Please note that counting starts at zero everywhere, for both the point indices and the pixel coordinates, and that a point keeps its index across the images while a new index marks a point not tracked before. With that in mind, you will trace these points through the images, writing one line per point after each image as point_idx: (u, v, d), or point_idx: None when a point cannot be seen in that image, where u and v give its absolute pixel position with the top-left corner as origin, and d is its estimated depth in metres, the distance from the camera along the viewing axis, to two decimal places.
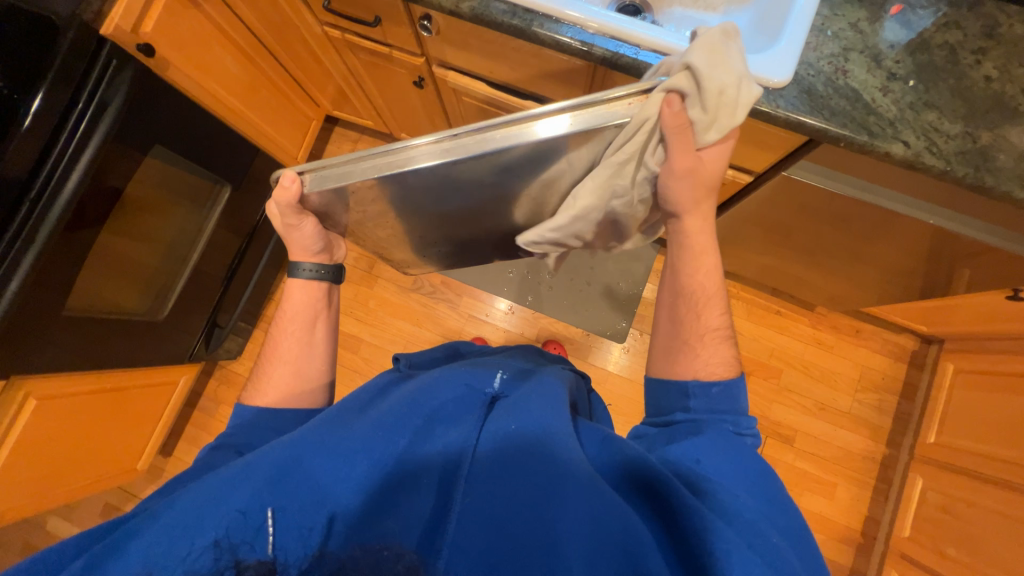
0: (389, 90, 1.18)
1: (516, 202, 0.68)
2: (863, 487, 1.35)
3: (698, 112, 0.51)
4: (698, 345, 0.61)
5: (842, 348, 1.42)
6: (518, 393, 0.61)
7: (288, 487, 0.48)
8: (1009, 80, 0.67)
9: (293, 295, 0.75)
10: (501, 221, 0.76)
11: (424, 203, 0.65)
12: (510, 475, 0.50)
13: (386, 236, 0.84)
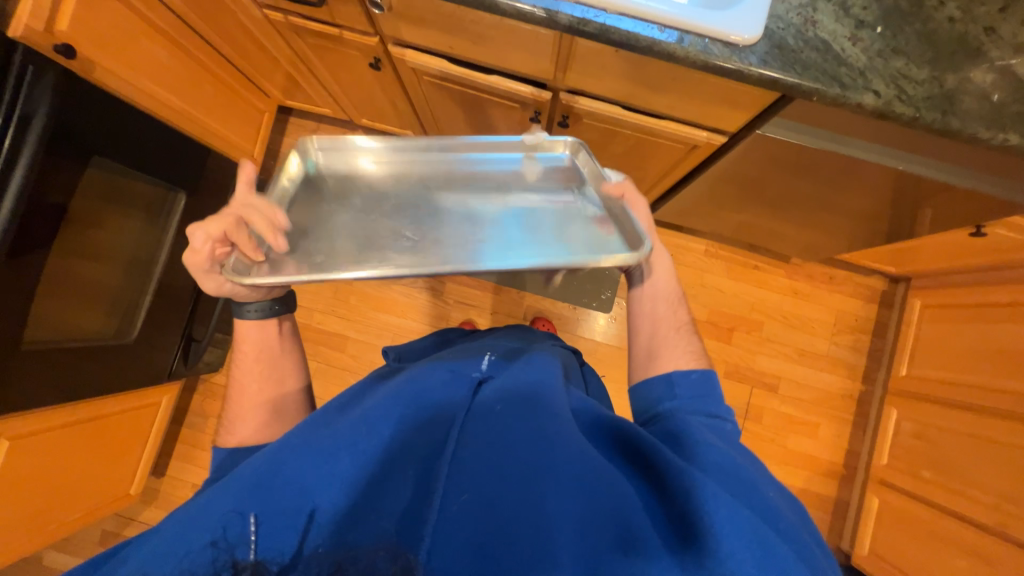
0: (343, 73, 1.11)
1: (463, 213, 0.71)
2: (843, 423, 1.44)
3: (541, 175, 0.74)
4: (673, 334, 0.69)
5: (816, 295, 1.47)
6: (506, 373, 0.61)
7: (279, 481, 0.48)
8: (971, 21, 0.67)
9: (252, 335, 0.71)
10: (425, 177, 0.75)
11: (371, 237, 0.68)
12: (498, 453, 0.50)
13: (303, 197, 0.71)
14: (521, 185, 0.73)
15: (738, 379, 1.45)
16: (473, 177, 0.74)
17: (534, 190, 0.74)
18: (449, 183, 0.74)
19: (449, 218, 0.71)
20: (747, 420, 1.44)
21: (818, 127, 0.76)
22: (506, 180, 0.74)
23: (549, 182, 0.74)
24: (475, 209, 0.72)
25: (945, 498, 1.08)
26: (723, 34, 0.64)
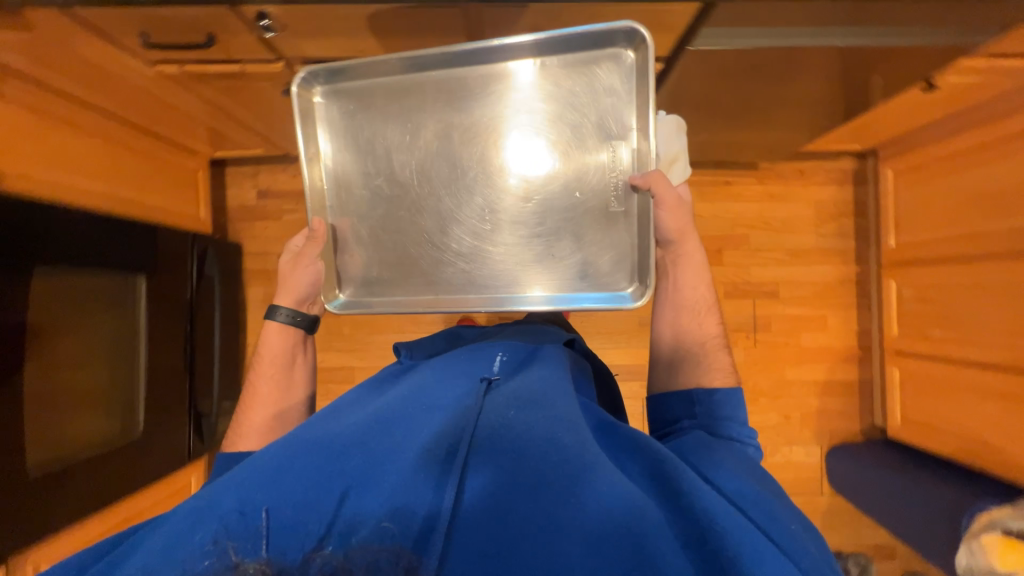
0: (262, 109, 1.05)
1: (491, 141, 0.75)
2: (848, 308, 1.46)
3: (597, 69, 0.72)
4: (701, 349, 0.75)
5: (792, 192, 1.47)
6: (512, 380, 0.65)
7: (294, 474, 0.49)
8: None
9: (269, 340, 0.82)
10: (440, 87, 0.76)
11: (400, 195, 0.78)
12: (510, 437, 0.53)
13: (325, 137, 0.79)
14: (560, 104, 0.73)
15: (738, 295, 1.46)
16: (498, 88, 0.74)
17: (572, 96, 0.73)
18: (472, 102, 0.75)
19: (475, 156, 0.76)
20: (758, 331, 1.46)
21: (748, 26, 0.73)
22: (541, 92, 0.73)
23: (584, 78, 0.72)
24: (508, 141, 0.75)
25: (959, 350, 1.10)
26: None
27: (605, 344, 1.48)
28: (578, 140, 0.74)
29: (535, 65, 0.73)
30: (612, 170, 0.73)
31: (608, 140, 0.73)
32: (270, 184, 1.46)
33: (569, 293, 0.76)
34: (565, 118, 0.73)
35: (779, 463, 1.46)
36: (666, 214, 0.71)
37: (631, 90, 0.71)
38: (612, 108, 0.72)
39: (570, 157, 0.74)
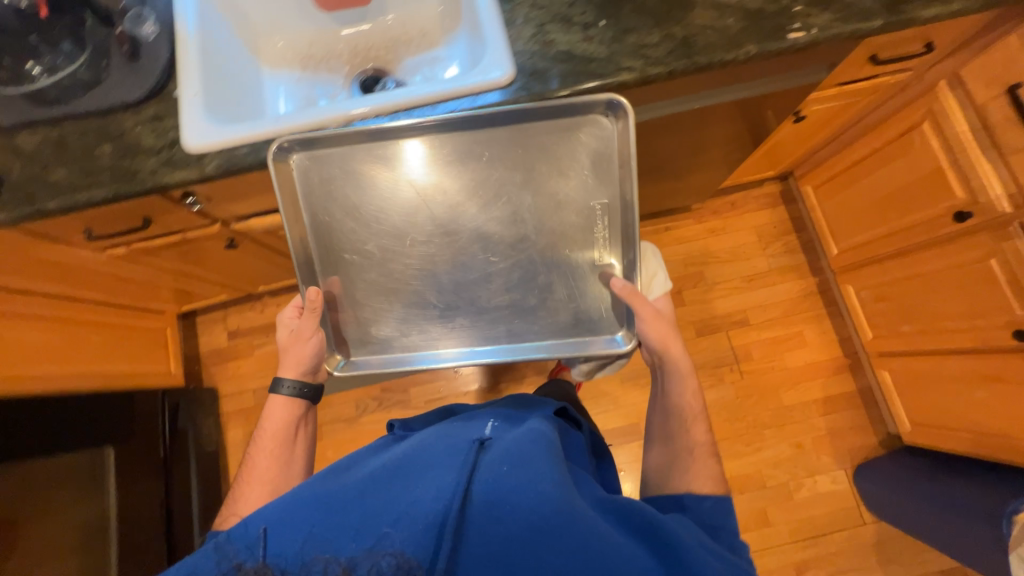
0: (214, 262, 1.12)
1: (478, 203, 0.72)
2: (821, 319, 1.46)
3: (586, 122, 0.71)
4: (687, 455, 0.72)
5: (731, 224, 1.54)
6: (503, 437, 0.63)
7: (291, 521, 0.52)
8: None
9: (273, 412, 0.78)
10: (424, 148, 0.72)
11: (395, 262, 0.73)
12: (505, 489, 0.52)
13: (303, 202, 0.72)
14: (545, 166, 0.72)
15: (712, 331, 1.46)
16: (483, 150, 0.72)
17: (558, 155, 0.71)
18: (457, 162, 0.72)
19: (462, 219, 0.72)
20: (742, 363, 1.43)
21: None
22: (527, 157, 0.71)
23: (565, 140, 0.71)
24: (496, 201, 0.72)
25: (931, 342, 1.09)
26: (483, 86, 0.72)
27: (594, 409, 1.44)
28: (563, 195, 0.72)
29: (516, 133, 0.71)
30: (599, 227, 0.72)
31: (597, 200, 0.72)
32: (240, 324, 1.51)
33: (575, 347, 0.74)
34: (553, 178, 0.72)
35: (808, 499, 1.34)
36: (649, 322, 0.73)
37: (615, 145, 0.71)
38: (596, 169, 0.71)
39: (557, 213, 0.72)
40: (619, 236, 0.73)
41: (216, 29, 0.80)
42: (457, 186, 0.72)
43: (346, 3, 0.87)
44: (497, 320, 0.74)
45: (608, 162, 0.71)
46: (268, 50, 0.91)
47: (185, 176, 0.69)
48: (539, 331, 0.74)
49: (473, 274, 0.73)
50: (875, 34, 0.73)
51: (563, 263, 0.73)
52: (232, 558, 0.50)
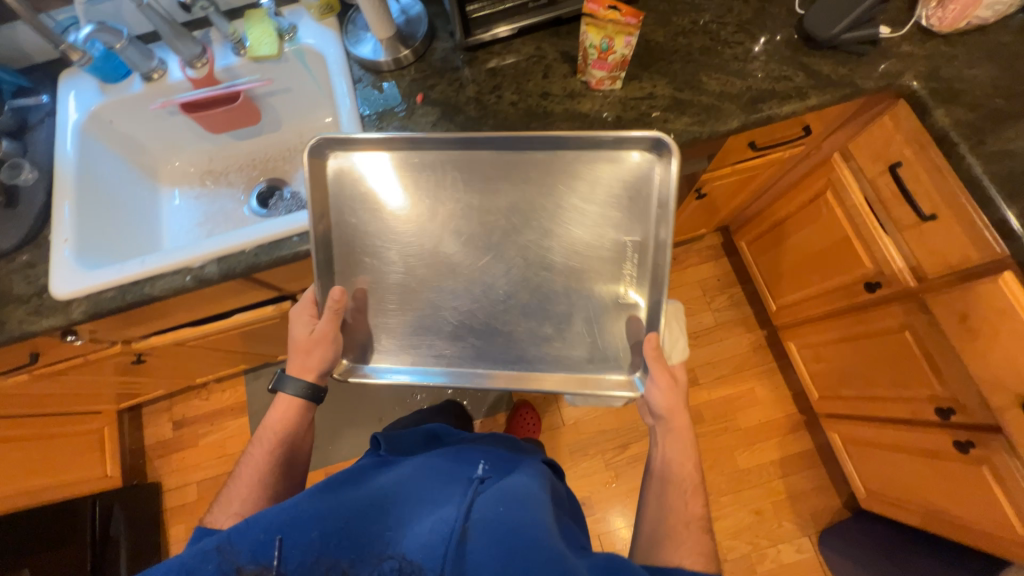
0: (135, 369, 1.11)
1: (500, 233, 0.69)
2: (773, 373, 1.41)
3: (628, 164, 0.69)
4: (680, 531, 0.62)
5: (674, 279, 1.51)
6: (500, 480, 0.61)
7: (301, 525, 0.48)
8: (527, 88, 0.76)
9: (276, 413, 0.68)
10: (455, 162, 0.71)
11: (410, 271, 0.70)
12: (505, 527, 0.50)
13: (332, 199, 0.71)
14: (581, 199, 0.69)
15: None
16: (516, 174, 0.70)
17: (596, 185, 0.69)
18: (482, 184, 0.70)
19: (472, 250, 0.69)
20: (694, 426, 1.38)
21: None
22: (565, 189, 0.69)
23: (606, 174, 0.69)
24: (524, 232, 0.69)
25: (870, 408, 1.04)
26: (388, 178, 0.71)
27: None
28: (593, 228, 0.68)
29: (553, 164, 0.70)
30: (627, 261, 0.68)
31: (629, 237, 0.68)
32: (184, 414, 1.48)
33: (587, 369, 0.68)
34: (583, 208, 0.69)
35: (773, 571, 1.26)
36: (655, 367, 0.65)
37: (655, 191, 0.68)
38: (632, 206, 0.69)
39: (585, 243, 0.69)
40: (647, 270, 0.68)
41: (102, 166, 0.82)
42: (483, 197, 0.70)
43: (234, 125, 0.88)
44: (503, 347, 0.69)
45: (647, 198, 0.68)
46: (166, 171, 0.93)
47: (52, 324, 0.70)
48: (546, 363, 0.68)
49: (488, 293, 0.69)
50: (734, 133, 0.73)
51: (582, 293, 0.68)
52: (232, 556, 0.45)
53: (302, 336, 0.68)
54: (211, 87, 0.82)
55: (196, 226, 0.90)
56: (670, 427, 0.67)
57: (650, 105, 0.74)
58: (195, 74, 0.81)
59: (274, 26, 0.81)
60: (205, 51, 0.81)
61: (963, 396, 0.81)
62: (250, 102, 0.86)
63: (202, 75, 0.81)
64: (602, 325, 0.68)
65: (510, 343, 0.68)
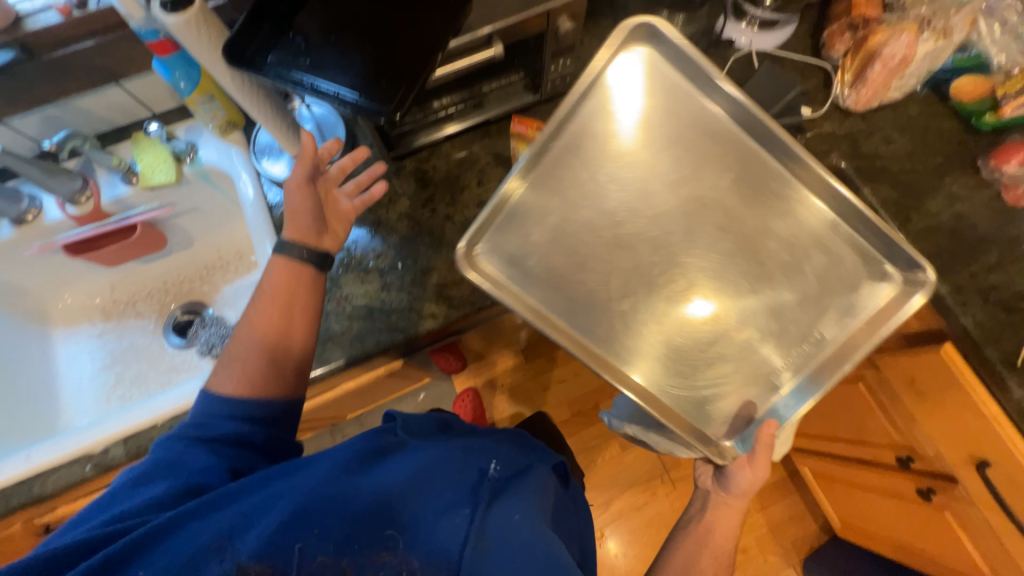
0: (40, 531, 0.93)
1: (611, 283, 0.63)
2: None
3: (867, 259, 0.63)
4: None
5: None
6: (515, 476, 0.52)
7: (294, 537, 0.40)
8: (462, 197, 0.72)
9: (271, 275, 0.58)
10: (703, 128, 0.64)
11: (611, 243, 0.64)
12: (517, 541, 0.42)
13: (621, 62, 0.63)
14: (809, 246, 0.64)
15: None
16: (701, 162, 0.65)
17: (795, 238, 0.64)
18: (652, 170, 0.65)
19: (577, 279, 0.62)
20: (671, 471, 1.37)
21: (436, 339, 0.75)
22: (748, 215, 0.64)
23: (819, 223, 0.64)
24: (633, 278, 0.63)
25: (834, 447, 1.07)
26: (617, 82, 0.63)
27: None
28: (807, 285, 0.63)
29: (754, 189, 0.65)
30: (790, 349, 0.63)
31: (806, 318, 0.63)
32: None
33: (704, 413, 0.62)
34: (796, 254, 0.64)
35: None
36: (756, 454, 0.59)
37: (866, 304, 0.62)
38: (841, 293, 0.63)
39: (742, 260, 0.64)
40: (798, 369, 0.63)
41: None
42: (704, 152, 0.64)
43: (134, 254, 0.78)
44: (679, 364, 0.62)
45: (860, 296, 0.63)
46: (59, 311, 0.80)
47: None
48: (680, 392, 0.62)
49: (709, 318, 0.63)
50: None
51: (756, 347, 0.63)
52: (231, 556, 0.40)
53: (297, 206, 0.59)
54: (98, 223, 0.72)
55: (101, 372, 0.78)
56: (721, 502, 0.63)
57: None
58: (77, 211, 0.71)
59: (169, 149, 0.72)
60: (88, 183, 0.71)
61: (918, 445, 0.83)
62: (152, 229, 0.76)
63: (86, 210, 0.71)
64: (729, 392, 0.63)
65: (687, 359, 0.63)
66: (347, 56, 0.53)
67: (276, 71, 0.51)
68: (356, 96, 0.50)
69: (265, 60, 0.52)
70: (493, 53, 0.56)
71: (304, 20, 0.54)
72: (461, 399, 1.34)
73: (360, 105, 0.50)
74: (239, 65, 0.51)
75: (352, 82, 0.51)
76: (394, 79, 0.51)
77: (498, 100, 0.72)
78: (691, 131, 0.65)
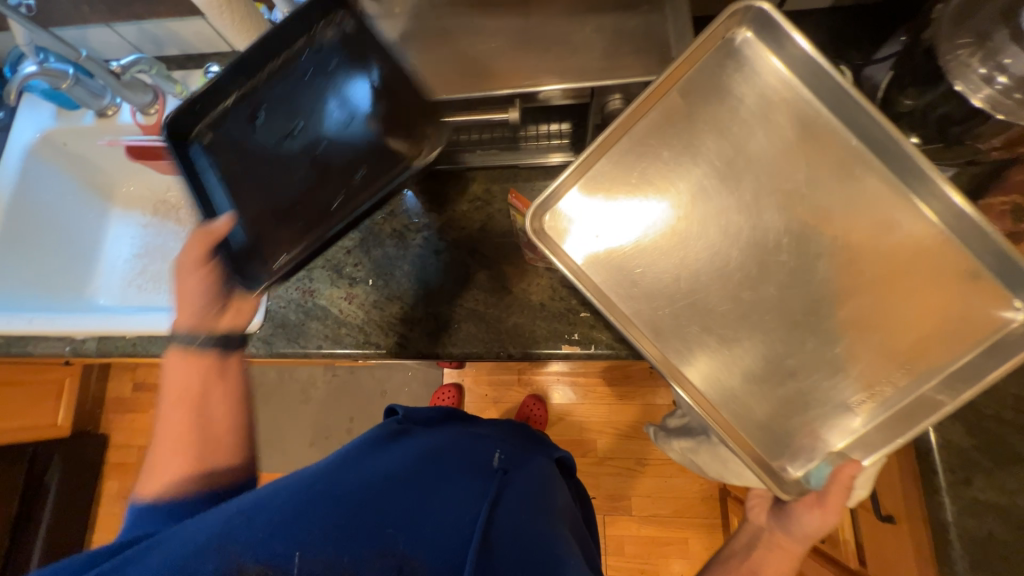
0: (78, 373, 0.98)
1: (658, 295, 0.54)
2: (713, 532, 1.27)
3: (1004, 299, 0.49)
4: None
5: (641, 394, 1.35)
6: (518, 478, 0.53)
7: (297, 531, 0.39)
8: (459, 238, 0.67)
9: (180, 374, 0.54)
10: (809, 131, 0.54)
11: (714, 208, 0.55)
12: (523, 531, 0.45)
13: (715, 51, 0.54)
14: (903, 300, 0.51)
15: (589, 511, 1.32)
16: (821, 167, 0.53)
17: (916, 331, 0.50)
18: (733, 173, 0.54)
19: (639, 271, 0.55)
20: (609, 555, 1.29)
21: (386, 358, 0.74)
22: (882, 291, 0.52)
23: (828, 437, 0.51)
24: (678, 292, 0.54)
25: None
26: (712, 53, 0.54)
27: None
28: (889, 332, 0.51)
29: (913, 228, 0.52)
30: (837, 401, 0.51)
31: (857, 368, 0.51)
32: (146, 377, 1.46)
33: (780, 441, 0.51)
34: (877, 311, 0.51)
35: None
36: (828, 494, 0.47)
37: (959, 337, 0.50)
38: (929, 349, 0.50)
39: (753, 435, 0.52)
40: (874, 414, 0.50)
41: (46, 189, 0.82)
42: (830, 148, 0.53)
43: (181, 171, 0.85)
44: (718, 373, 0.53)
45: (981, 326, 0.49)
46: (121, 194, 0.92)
47: None
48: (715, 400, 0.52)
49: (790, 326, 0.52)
50: None
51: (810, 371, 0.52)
52: (231, 555, 0.36)
53: (182, 294, 0.53)
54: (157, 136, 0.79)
55: (132, 259, 0.89)
56: (772, 542, 0.52)
57: (582, 300, 0.63)
58: (145, 121, 0.78)
59: None
60: (157, 99, 0.78)
61: None
62: None
63: (151, 123, 0.78)
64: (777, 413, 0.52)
65: (722, 370, 0.52)
66: (269, 182, 0.55)
67: (200, 166, 0.54)
68: (256, 244, 0.54)
69: (213, 137, 0.55)
70: (507, 118, 0.53)
71: (252, 121, 0.54)
72: (441, 390, 1.34)
73: (245, 262, 0.54)
74: (174, 141, 0.54)
75: (261, 223, 0.54)
76: (297, 233, 0.55)
77: (533, 154, 0.65)
78: (717, 270, 0.54)
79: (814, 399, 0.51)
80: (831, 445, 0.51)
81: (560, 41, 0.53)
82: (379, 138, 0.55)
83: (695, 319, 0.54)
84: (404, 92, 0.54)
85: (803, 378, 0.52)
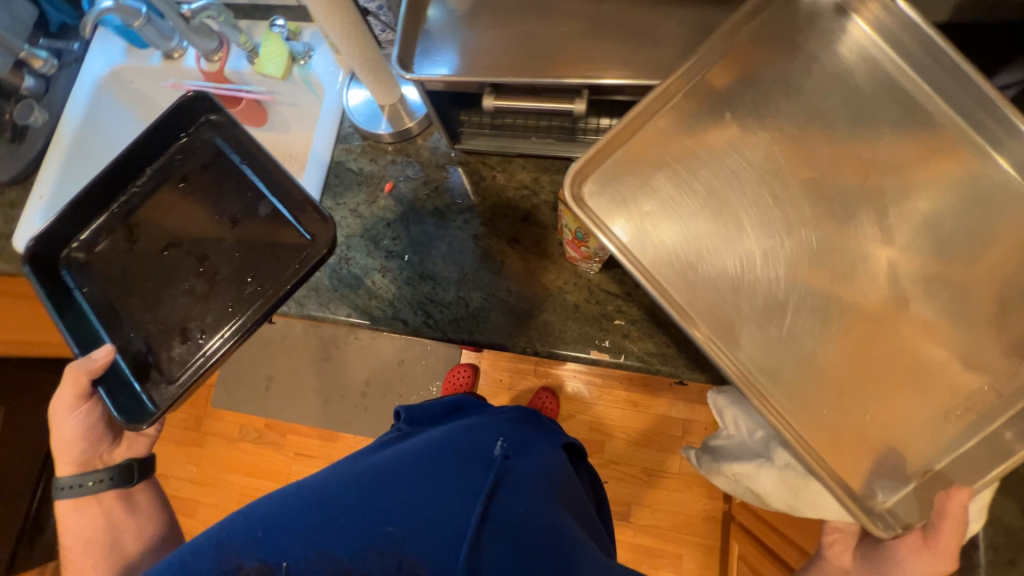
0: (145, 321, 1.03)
1: (724, 292, 0.47)
2: (708, 553, 1.25)
3: None
4: None
5: (656, 404, 1.32)
6: (519, 467, 0.52)
7: (291, 529, 0.41)
8: (499, 225, 0.65)
9: (80, 512, 0.57)
10: (908, 130, 0.48)
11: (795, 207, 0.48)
12: (519, 525, 0.43)
13: (808, 40, 0.50)
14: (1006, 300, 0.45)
15: None
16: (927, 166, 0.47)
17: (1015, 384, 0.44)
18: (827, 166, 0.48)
19: (705, 262, 0.47)
20: None
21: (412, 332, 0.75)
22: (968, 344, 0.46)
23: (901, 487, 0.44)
24: (750, 293, 0.46)
25: None
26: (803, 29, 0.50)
27: None
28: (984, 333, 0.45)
29: None
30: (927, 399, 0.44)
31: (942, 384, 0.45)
32: None
33: (868, 464, 0.44)
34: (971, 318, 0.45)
35: None
36: (940, 535, 0.41)
37: None
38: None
39: None
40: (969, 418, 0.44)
41: (111, 124, 0.84)
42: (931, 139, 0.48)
43: None
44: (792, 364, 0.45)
45: None
46: None
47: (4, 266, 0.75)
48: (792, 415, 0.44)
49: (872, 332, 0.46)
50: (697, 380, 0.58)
51: (884, 366, 0.45)
52: (231, 554, 0.40)
53: (68, 437, 0.58)
54: (216, 84, 0.80)
55: None
56: None
57: (618, 308, 0.61)
58: (208, 67, 0.79)
59: (288, 47, 0.75)
60: (222, 46, 0.78)
61: None
62: (255, 107, 0.83)
63: (213, 70, 0.79)
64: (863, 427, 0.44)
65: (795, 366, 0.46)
66: (153, 306, 0.60)
67: (74, 311, 0.60)
68: (148, 362, 0.58)
69: (83, 258, 0.62)
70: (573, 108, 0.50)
71: (122, 268, 0.62)
72: (456, 369, 1.35)
73: (135, 386, 0.57)
74: (58, 291, 0.60)
75: (153, 345, 0.59)
76: (195, 348, 0.58)
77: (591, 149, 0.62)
78: None
79: (899, 413, 0.44)
80: (929, 467, 0.43)
81: (636, 35, 0.51)
82: (277, 245, 0.60)
83: (777, 334, 0.46)
84: (470, 65, 0.52)
85: (885, 383, 0.45)
